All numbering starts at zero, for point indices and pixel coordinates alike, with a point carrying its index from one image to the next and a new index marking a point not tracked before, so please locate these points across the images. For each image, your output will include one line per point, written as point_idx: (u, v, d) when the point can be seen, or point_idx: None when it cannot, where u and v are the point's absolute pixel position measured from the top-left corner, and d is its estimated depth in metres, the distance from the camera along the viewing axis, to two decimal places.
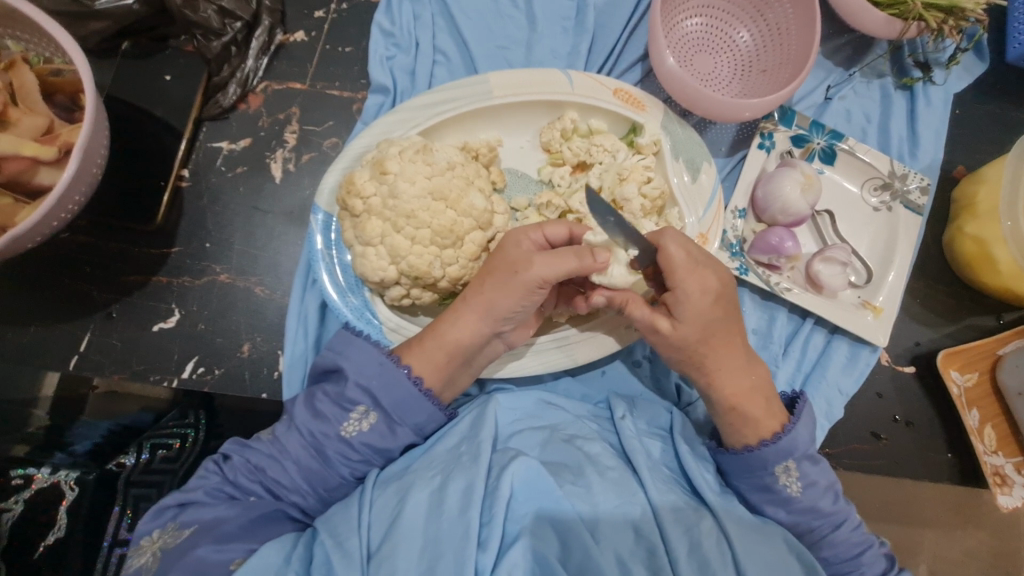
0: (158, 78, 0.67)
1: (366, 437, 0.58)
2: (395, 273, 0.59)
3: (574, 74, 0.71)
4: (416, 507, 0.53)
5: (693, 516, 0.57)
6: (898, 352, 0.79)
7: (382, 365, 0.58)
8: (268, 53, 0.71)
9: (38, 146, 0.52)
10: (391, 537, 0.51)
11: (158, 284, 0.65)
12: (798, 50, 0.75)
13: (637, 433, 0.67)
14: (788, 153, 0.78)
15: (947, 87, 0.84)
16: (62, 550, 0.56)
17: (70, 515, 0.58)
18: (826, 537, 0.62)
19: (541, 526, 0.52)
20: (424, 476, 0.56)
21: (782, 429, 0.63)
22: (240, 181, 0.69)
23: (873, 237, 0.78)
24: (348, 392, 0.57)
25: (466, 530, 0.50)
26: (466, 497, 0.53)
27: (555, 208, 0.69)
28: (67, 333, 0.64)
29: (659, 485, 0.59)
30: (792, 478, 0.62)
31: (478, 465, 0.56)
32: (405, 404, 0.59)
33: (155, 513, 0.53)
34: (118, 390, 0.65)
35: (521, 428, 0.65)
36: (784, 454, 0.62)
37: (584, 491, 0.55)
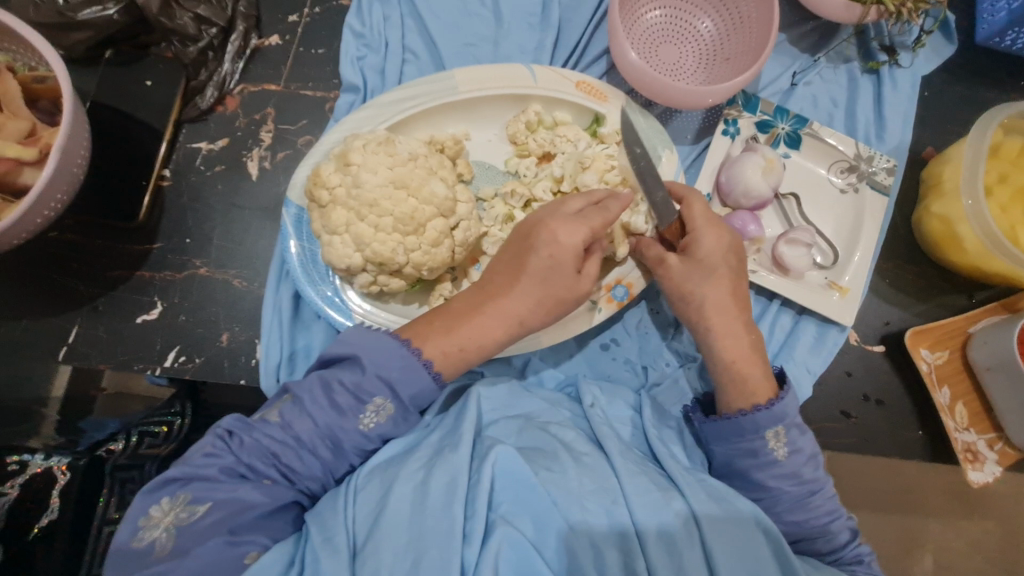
0: (141, 85, 0.71)
1: (382, 428, 0.60)
2: (361, 260, 0.62)
3: (536, 68, 0.74)
4: (401, 498, 0.55)
5: (664, 501, 0.58)
6: (867, 331, 0.80)
7: (404, 359, 0.58)
8: (244, 57, 0.74)
9: (21, 148, 0.56)
10: (377, 529, 0.53)
11: (141, 278, 0.68)
12: (758, 37, 0.77)
13: (607, 418, 0.69)
14: (753, 138, 0.79)
15: (913, 70, 0.85)
16: (55, 526, 0.62)
17: (62, 497, 0.63)
18: (786, 510, 0.64)
19: (518, 514, 0.55)
20: (408, 467, 0.58)
21: (776, 396, 0.64)
22: (219, 179, 0.72)
23: (840, 219, 0.80)
24: (368, 386, 0.58)
25: (451, 525, 0.53)
26: (450, 491, 0.55)
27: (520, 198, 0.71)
28: (55, 325, 0.67)
29: (631, 468, 0.61)
30: (778, 443, 0.63)
31: (458, 456, 0.58)
32: (421, 396, 0.60)
33: (159, 485, 0.54)
34: (123, 391, 0.74)
35: (498, 418, 0.66)
36: (776, 419, 0.63)
37: (560, 476, 0.58)
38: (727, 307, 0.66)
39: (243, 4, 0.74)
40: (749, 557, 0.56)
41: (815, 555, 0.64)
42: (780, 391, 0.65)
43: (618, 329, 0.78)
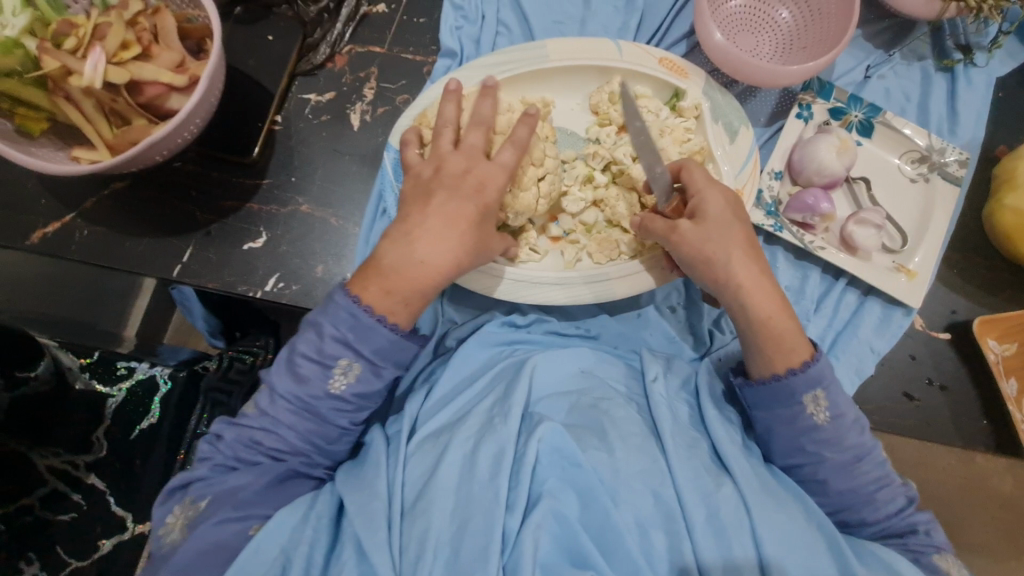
0: (262, 39, 0.78)
1: (354, 388, 0.60)
2: None
3: (623, 43, 0.78)
4: (450, 466, 0.58)
5: (713, 486, 0.58)
6: (933, 318, 0.80)
7: (354, 319, 0.58)
8: (354, 21, 0.81)
9: (173, 75, 0.63)
10: (426, 493, 0.56)
11: (250, 210, 0.75)
12: (837, 26, 0.80)
13: (667, 397, 0.68)
14: (826, 124, 0.82)
15: (989, 70, 0.87)
16: (155, 430, 0.89)
17: (163, 402, 0.90)
18: (854, 484, 0.62)
19: (564, 490, 0.56)
20: (459, 435, 0.61)
21: (811, 359, 0.62)
22: (324, 128, 0.78)
23: (908, 206, 0.81)
24: (328, 349, 0.58)
25: (495, 494, 0.55)
26: (496, 462, 0.57)
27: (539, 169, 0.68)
28: (172, 244, 0.73)
29: (681, 452, 0.61)
30: (819, 407, 0.62)
31: (509, 430, 0.59)
32: (384, 350, 0.59)
33: (168, 494, 0.59)
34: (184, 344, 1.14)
35: (550, 395, 0.66)
36: (813, 382, 0.62)
37: (608, 455, 0.58)
38: (761, 278, 0.64)
39: None
40: (799, 546, 0.55)
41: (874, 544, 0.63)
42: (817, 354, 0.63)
43: (686, 296, 0.81)
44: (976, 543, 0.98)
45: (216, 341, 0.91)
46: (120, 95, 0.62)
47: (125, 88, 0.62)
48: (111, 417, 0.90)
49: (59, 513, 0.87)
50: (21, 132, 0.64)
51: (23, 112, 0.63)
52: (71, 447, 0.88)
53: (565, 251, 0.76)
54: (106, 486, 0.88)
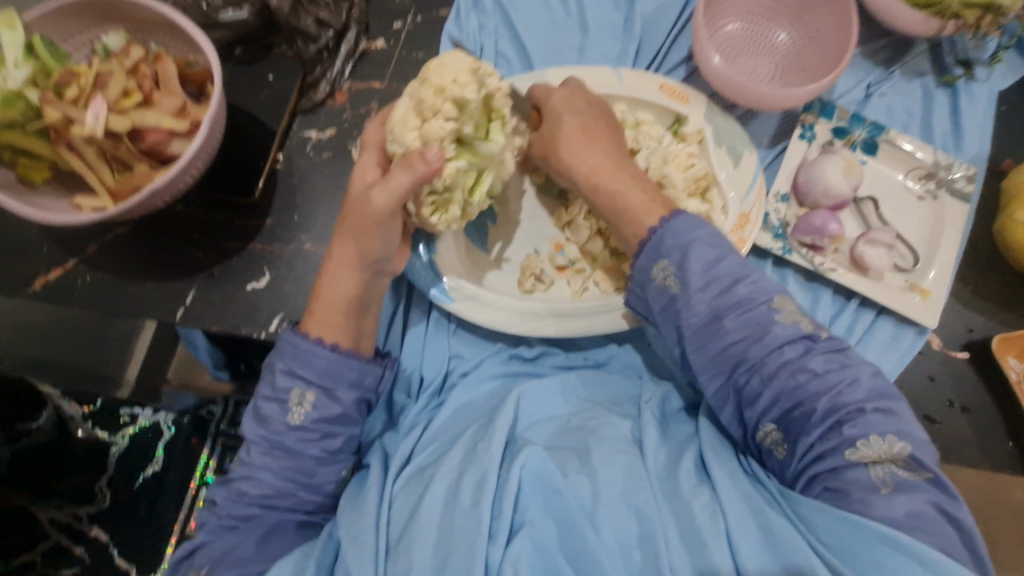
0: (264, 79, 0.78)
1: (314, 415, 0.59)
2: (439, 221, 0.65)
3: (622, 71, 0.78)
4: (434, 498, 0.57)
5: (686, 497, 0.56)
6: (949, 337, 0.78)
7: (294, 348, 0.60)
8: (354, 58, 0.82)
9: (175, 122, 0.63)
10: (410, 528, 0.55)
11: (253, 250, 0.74)
12: (836, 46, 0.80)
13: (654, 417, 0.66)
14: (829, 143, 0.81)
15: (990, 84, 0.87)
16: (158, 480, 0.91)
17: (167, 450, 0.92)
18: None
19: (545, 518, 0.54)
20: (443, 466, 0.60)
21: (660, 223, 0.62)
22: (326, 164, 0.78)
23: (918, 224, 0.80)
24: (278, 383, 0.59)
25: (477, 525, 0.53)
26: (478, 490, 0.56)
27: (448, 98, 0.58)
28: (174, 287, 0.73)
29: (661, 473, 0.58)
30: (669, 274, 0.60)
31: (491, 456, 0.58)
32: (331, 370, 0.60)
33: (175, 564, 0.58)
34: (187, 380, 1.14)
35: (537, 420, 0.65)
36: (678, 242, 0.60)
37: (588, 479, 0.56)
38: (588, 146, 0.69)
39: (357, 11, 0.81)
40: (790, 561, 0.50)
41: None
42: (673, 215, 0.62)
43: None
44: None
45: (221, 374, 0.89)
46: (121, 142, 0.62)
47: (126, 135, 0.62)
48: (115, 465, 0.91)
49: (65, 564, 0.88)
50: (22, 181, 0.63)
51: (24, 162, 0.62)
52: (74, 498, 0.89)
53: (572, 280, 0.76)
54: (110, 536, 0.89)
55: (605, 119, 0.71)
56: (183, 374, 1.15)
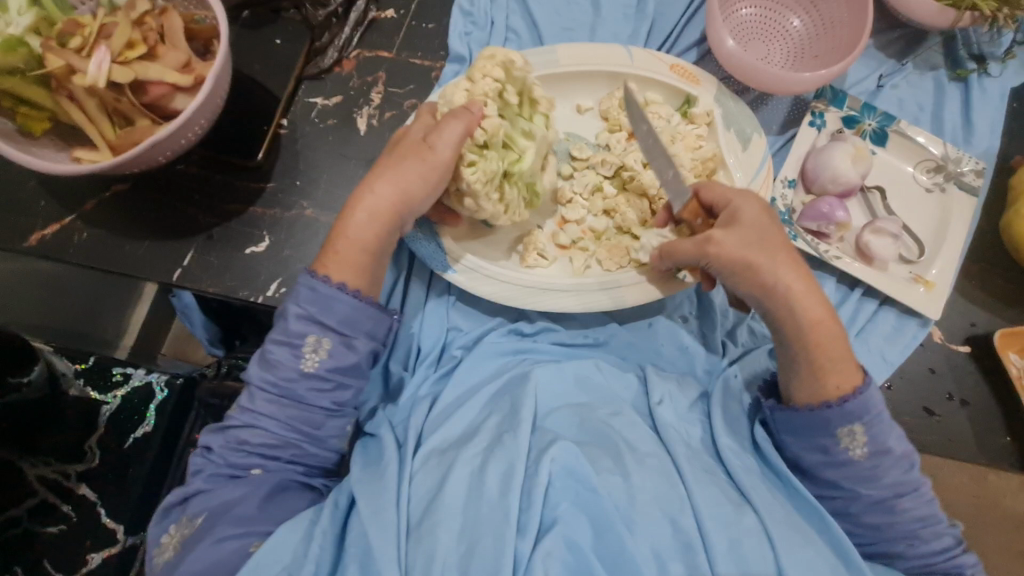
0: (270, 43, 0.77)
1: (328, 364, 0.59)
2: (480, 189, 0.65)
3: (634, 49, 0.77)
4: (458, 483, 0.56)
5: (733, 514, 0.56)
6: (951, 330, 0.78)
7: (313, 293, 0.59)
8: (362, 26, 0.81)
9: (179, 75, 0.62)
10: (433, 510, 0.54)
11: (253, 213, 0.73)
12: (849, 34, 0.79)
13: (675, 419, 0.67)
14: (839, 132, 0.80)
15: (1003, 80, 0.86)
16: (145, 442, 0.86)
17: (158, 410, 0.88)
18: (865, 508, 0.60)
19: (577, 515, 0.54)
20: (465, 453, 0.59)
21: (853, 391, 0.60)
22: (330, 131, 0.77)
23: (925, 216, 0.80)
24: (292, 327, 0.58)
25: (507, 515, 0.53)
26: (506, 482, 0.56)
27: (498, 62, 0.65)
28: (172, 247, 0.72)
29: (699, 480, 0.59)
30: (854, 441, 0.60)
31: (519, 446, 0.58)
32: (351, 318, 0.60)
33: (163, 514, 0.57)
34: (178, 354, 1.17)
35: (556, 408, 0.65)
36: (851, 416, 0.59)
37: (622, 481, 0.56)
38: (810, 286, 0.63)
39: None
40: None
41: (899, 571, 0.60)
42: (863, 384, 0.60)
43: (697, 304, 0.78)
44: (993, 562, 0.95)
45: (216, 350, 0.92)
46: (124, 95, 0.61)
47: (129, 88, 0.61)
48: (106, 423, 0.88)
49: (47, 525, 0.84)
50: (21, 131, 0.63)
51: (23, 111, 0.61)
52: (62, 455, 0.86)
53: (574, 257, 0.74)
54: (96, 496, 0.84)
55: (789, 237, 0.65)
56: (176, 349, 1.18)
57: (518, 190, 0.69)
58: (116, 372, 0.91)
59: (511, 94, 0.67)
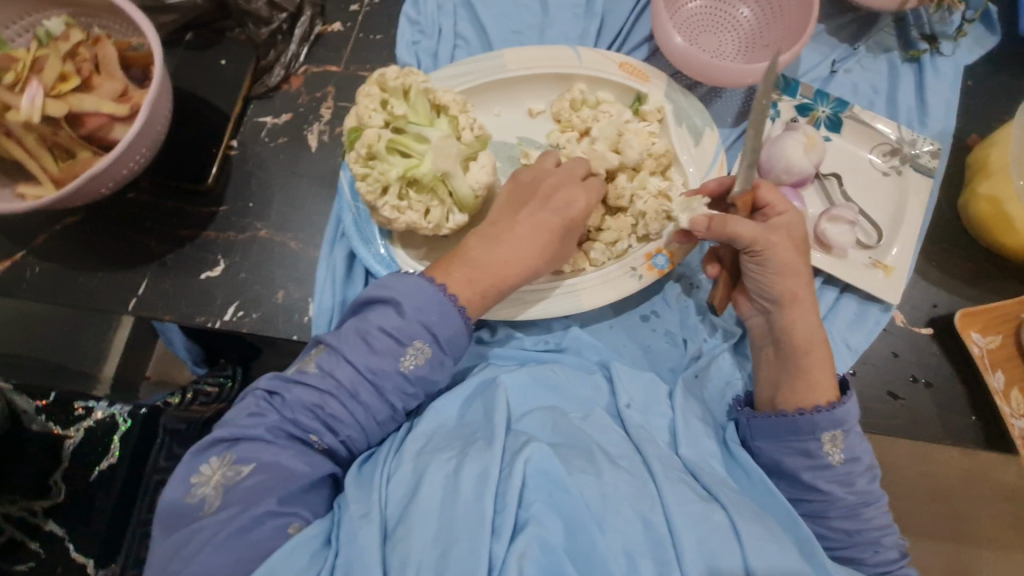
0: (215, 64, 0.77)
1: (421, 370, 0.61)
2: (400, 207, 0.63)
3: (581, 50, 0.77)
4: (432, 487, 0.55)
5: (704, 510, 0.55)
6: (914, 313, 0.78)
7: (440, 301, 0.61)
8: (308, 42, 0.80)
9: (114, 105, 0.62)
10: (408, 515, 0.53)
11: (206, 238, 0.73)
12: (797, 22, 0.79)
13: (641, 423, 0.66)
14: (793, 121, 0.80)
15: (956, 59, 0.86)
16: (114, 472, 0.85)
17: (123, 442, 0.86)
18: (825, 502, 0.61)
19: (550, 515, 0.52)
20: (441, 457, 0.58)
21: (837, 400, 0.62)
22: (281, 150, 0.77)
23: (882, 201, 0.80)
24: (408, 327, 0.59)
25: (480, 516, 0.51)
26: (480, 483, 0.54)
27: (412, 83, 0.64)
28: (126, 277, 0.71)
29: (670, 480, 0.58)
30: (835, 447, 0.61)
31: (493, 450, 0.57)
32: (453, 339, 0.62)
33: (208, 443, 0.57)
34: (162, 377, 1.21)
35: (530, 413, 0.64)
36: (836, 423, 0.61)
37: (595, 480, 0.55)
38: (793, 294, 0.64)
39: None
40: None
41: (860, 564, 0.60)
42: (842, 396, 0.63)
43: (658, 302, 0.78)
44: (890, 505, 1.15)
45: (199, 368, 0.99)
46: (61, 128, 0.61)
47: (65, 121, 0.61)
48: (69, 460, 0.85)
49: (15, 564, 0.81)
50: None
51: None
52: (27, 492, 0.82)
53: None
54: (65, 532, 0.82)
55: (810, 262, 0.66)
56: (162, 370, 1.22)
57: (438, 200, 0.66)
58: (79, 406, 0.87)
59: (400, 104, 0.64)
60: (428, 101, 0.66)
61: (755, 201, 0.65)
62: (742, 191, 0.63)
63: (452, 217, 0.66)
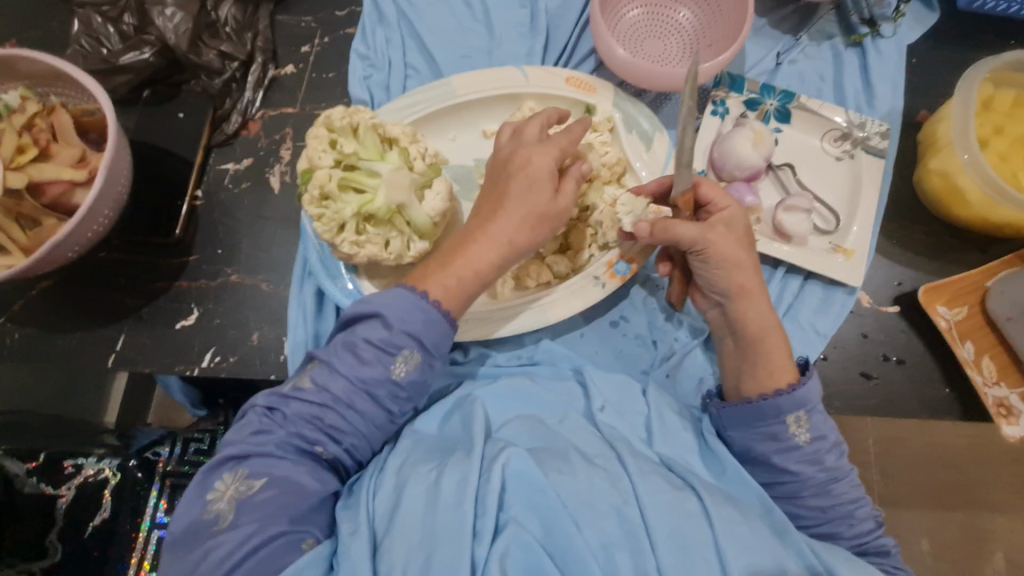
0: (174, 117, 0.78)
1: (412, 376, 0.60)
2: (362, 243, 0.65)
3: (527, 68, 0.79)
4: (414, 499, 0.56)
5: (678, 498, 0.57)
6: (879, 293, 0.79)
7: (421, 310, 0.59)
8: (263, 86, 0.82)
9: (74, 171, 0.64)
10: (392, 528, 0.54)
11: (179, 288, 0.75)
12: (735, 21, 0.81)
13: (617, 422, 0.68)
14: (742, 116, 0.82)
15: (897, 39, 0.87)
16: (112, 525, 0.83)
17: (118, 496, 0.84)
18: (801, 486, 0.62)
19: (528, 516, 0.54)
20: (422, 469, 0.59)
21: (797, 380, 0.63)
22: (245, 195, 0.79)
23: (838, 186, 0.81)
24: (393, 338, 0.58)
25: (461, 522, 0.53)
26: (460, 490, 0.55)
27: (360, 121, 0.66)
28: (104, 334, 0.73)
29: (643, 471, 0.59)
30: (801, 428, 0.62)
31: (471, 458, 0.58)
32: (441, 342, 0.61)
33: (215, 464, 0.57)
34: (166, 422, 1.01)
35: (509, 422, 0.65)
36: (799, 404, 0.62)
37: (570, 478, 0.56)
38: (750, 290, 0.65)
39: (261, 40, 0.82)
40: (765, 559, 0.53)
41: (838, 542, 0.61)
42: (803, 376, 0.64)
43: (627, 308, 0.79)
44: (889, 484, 1.16)
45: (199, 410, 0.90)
46: (24, 199, 0.63)
47: (27, 191, 0.63)
48: (64, 517, 0.82)
49: None
50: None
51: None
52: (21, 554, 0.79)
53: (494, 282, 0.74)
54: None
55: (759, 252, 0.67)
56: (163, 417, 1.02)
57: (397, 231, 0.68)
58: (67, 465, 0.84)
59: (349, 143, 0.66)
60: (378, 136, 0.68)
61: (699, 199, 0.67)
62: (681, 191, 0.63)
63: (413, 246, 0.67)
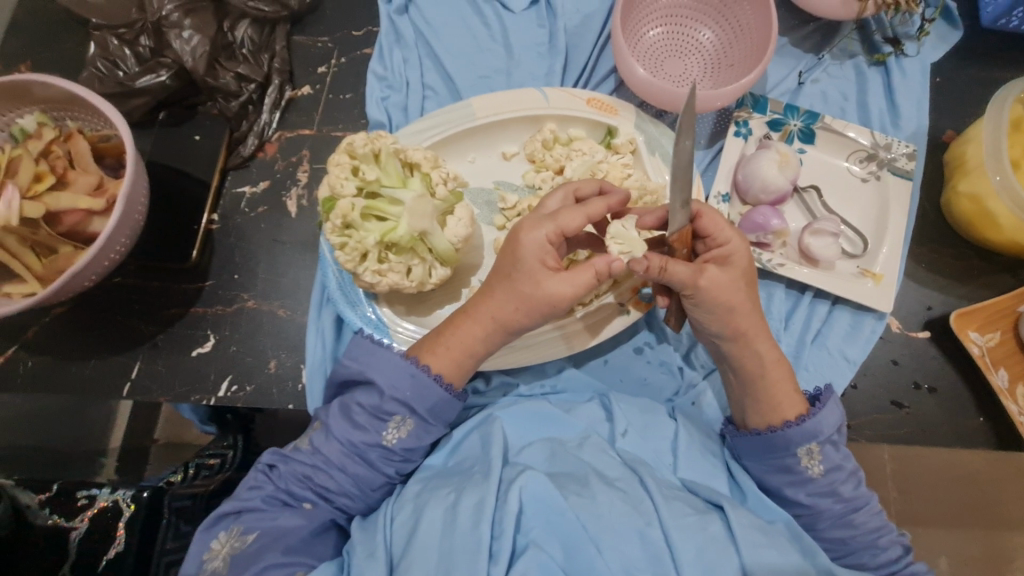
0: (190, 139, 0.77)
1: (406, 441, 0.60)
2: (383, 272, 0.64)
3: (547, 90, 0.78)
4: (431, 522, 0.54)
5: (702, 521, 0.55)
6: (907, 317, 0.77)
7: (414, 377, 0.60)
8: (280, 108, 0.81)
9: (91, 200, 0.63)
10: (408, 551, 0.53)
11: (194, 314, 0.73)
12: (758, 41, 0.80)
13: (639, 447, 0.66)
14: (766, 137, 0.81)
15: (922, 58, 0.86)
16: None
17: None
18: (832, 520, 0.60)
19: (548, 538, 0.53)
20: (439, 491, 0.57)
21: (806, 412, 0.62)
22: (262, 219, 0.77)
23: (865, 208, 0.79)
24: (385, 405, 0.59)
25: (478, 542, 0.51)
26: (477, 513, 0.54)
27: (382, 147, 0.65)
28: (118, 361, 0.72)
29: (665, 493, 0.57)
30: (813, 460, 0.61)
31: (489, 480, 0.56)
32: (438, 408, 0.61)
33: (212, 521, 0.56)
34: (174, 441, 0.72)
35: (528, 446, 0.63)
36: (809, 436, 0.61)
37: (590, 501, 0.54)
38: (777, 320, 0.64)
39: (278, 62, 0.81)
40: None
41: None
42: (814, 406, 0.63)
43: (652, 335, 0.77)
44: None
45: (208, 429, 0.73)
46: (40, 227, 0.61)
47: (43, 220, 0.61)
48: None
49: None
50: None
51: None
52: None
53: None
54: None
55: None
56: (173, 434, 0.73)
57: (419, 259, 0.66)
58: None
59: (371, 169, 0.65)
60: (399, 161, 0.67)
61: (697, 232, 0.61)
62: (677, 230, 0.56)
63: (434, 273, 0.66)
